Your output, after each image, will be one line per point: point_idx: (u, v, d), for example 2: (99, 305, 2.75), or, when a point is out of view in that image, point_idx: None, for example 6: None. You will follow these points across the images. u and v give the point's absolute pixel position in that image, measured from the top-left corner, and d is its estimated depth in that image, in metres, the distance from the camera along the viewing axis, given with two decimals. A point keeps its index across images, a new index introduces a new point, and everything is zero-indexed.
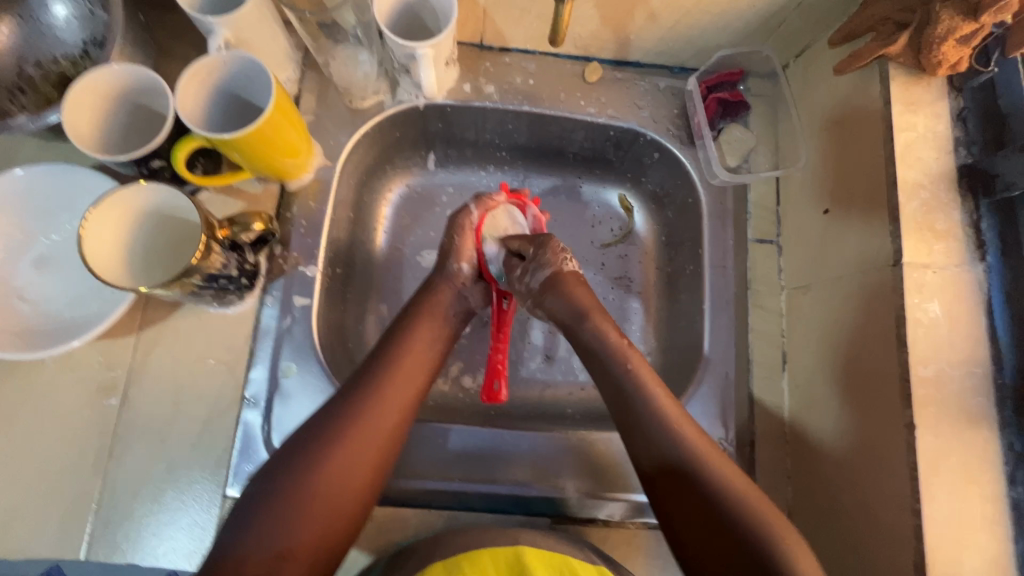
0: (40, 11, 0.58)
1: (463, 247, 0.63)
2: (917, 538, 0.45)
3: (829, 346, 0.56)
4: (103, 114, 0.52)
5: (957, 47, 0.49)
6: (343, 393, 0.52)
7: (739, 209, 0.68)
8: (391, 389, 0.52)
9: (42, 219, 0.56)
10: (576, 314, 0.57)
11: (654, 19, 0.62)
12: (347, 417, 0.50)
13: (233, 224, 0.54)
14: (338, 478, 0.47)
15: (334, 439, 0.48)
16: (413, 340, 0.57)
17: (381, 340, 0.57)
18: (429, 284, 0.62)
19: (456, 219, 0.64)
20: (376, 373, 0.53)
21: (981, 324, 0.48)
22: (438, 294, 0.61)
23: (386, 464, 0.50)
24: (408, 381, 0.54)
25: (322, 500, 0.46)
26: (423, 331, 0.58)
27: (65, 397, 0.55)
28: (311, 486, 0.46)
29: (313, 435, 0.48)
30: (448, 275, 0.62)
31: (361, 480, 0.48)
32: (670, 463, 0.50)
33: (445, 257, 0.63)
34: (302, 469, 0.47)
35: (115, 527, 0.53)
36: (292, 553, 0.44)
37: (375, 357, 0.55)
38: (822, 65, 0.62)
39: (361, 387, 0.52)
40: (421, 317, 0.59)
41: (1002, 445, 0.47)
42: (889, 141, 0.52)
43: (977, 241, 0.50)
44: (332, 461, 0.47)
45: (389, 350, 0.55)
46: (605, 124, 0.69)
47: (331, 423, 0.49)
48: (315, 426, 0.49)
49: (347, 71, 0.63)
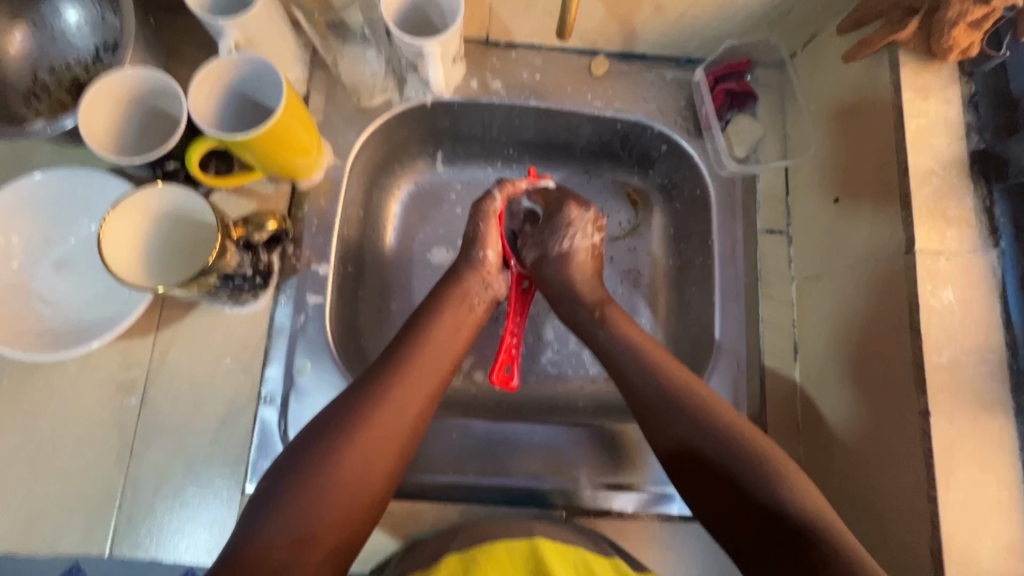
0: (54, 18, 0.58)
1: (488, 234, 0.63)
2: (933, 525, 0.45)
3: (841, 335, 0.56)
4: (119, 116, 0.53)
5: (969, 31, 0.49)
6: (369, 379, 0.52)
7: (748, 200, 0.68)
8: (414, 377, 0.53)
9: (61, 223, 0.57)
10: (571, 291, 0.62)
11: (660, 11, 0.62)
12: (373, 403, 0.50)
13: (248, 223, 0.56)
14: (362, 465, 0.48)
15: (360, 425, 0.49)
16: (437, 328, 0.57)
17: (403, 330, 0.58)
18: (454, 270, 0.62)
19: (480, 206, 0.63)
20: (398, 360, 0.54)
21: (995, 311, 0.48)
22: (462, 282, 0.61)
23: (409, 452, 0.51)
24: (429, 368, 0.54)
25: (346, 486, 0.47)
26: (447, 319, 0.58)
27: (86, 397, 0.56)
28: (336, 470, 0.47)
29: (339, 421, 0.49)
30: (473, 263, 0.62)
31: (385, 466, 0.49)
32: (685, 447, 0.51)
33: (471, 244, 0.63)
34: (328, 455, 0.47)
35: (138, 524, 0.54)
36: (316, 538, 0.44)
37: (397, 346, 0.55)
38: (829, 53, 0.62)
39: (383, 373, 0.52)
40: (444, 306, 0.59)
41: (1018, 431, 0.46)
42: (899, 128, 0.51)
43: (990, 227, 0.50)
44: (357, 447, 0.48)
45: (411, 339, 0.56)
46: (612, 117, 0.69)
47: (356, 410, 0.50)
48: (339, 415, 0.49)
49: (354, 70, 0.64)
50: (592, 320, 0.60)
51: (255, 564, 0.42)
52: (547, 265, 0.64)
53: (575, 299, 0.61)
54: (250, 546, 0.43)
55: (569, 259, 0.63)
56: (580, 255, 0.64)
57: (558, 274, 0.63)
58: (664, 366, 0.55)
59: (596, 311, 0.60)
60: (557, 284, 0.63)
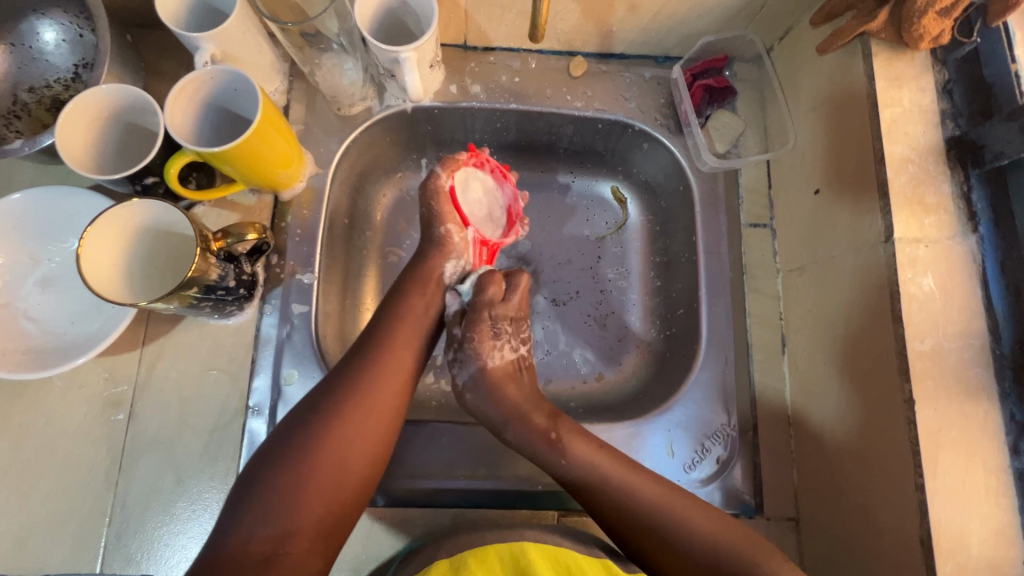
0: (31, 38, 0.59)
1: (444, 211, 0.61)
2: (922, 512, 0.45)
3: (826, 326, 0.56)
4: (98, 132, 0.53)
5: (938, 19, 0.49)
6: (343, 367, 0.52)
7: (730, 194, 0.68)
8: (385, 362, 0.53)
9: (45, 241, 0.57)
10: (500, 427, 0.55)
11: (634, 10, 0.62)
12: (345, 392, 0.50)
13: (228, 235, 0.54)
14: (338, 453, 0.48)
15: (336, 416, 0.49)
16: (409, 312, 0.57)
17: (375, 317, 0.57)
18: (419, 250, 0.62)
19: (429, 185, 0.62)
20: (369, 346, 0.54)
21: (976, 296, 0.48)
22: (426, 262, 0.61)
23: (389, 439, 0.51)
24: (401, 353, 0.54)
25: (324, 476, 0.47)
26: (417, 303, 0.58)
27: (74, 414, 0.56)
28: (311, 460, 0.47)
29: (310, 409, 0.49)
30: (436, 241, 0.61)
31: (365, 457, 0.49)
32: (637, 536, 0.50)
33: (430, 224, 0.62)
34: (302, 448, 0.47)
35: (129, 540, 0.54)
36: (296, 533, 0.45)
37: (368, 334, 0.55)
38: (804, 46, 0.63)
39: (355, 362, 0.52)
40: (412, 289, 0.59)
41: (1003, 416, 0.46)
42: (874, 117, 0.52)
43: (969, 213, 0.50)
44: (334, 437, 0.48)
45: (382, 324, 0.56)
46: (593, 117, 0.69)
47: (327, 399, 0.50)
48: (310, 405, 0.50)
49: (333, 80, 0.63)
50: (546, 446, 0.54)
51: (236, 560, 0.42)
52: (476, 390, 0.57)
53: (522, 427, 0.55)
54: (232, 543, 0.43)
55: (492, 376, 0.57)
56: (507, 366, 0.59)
57: (490, 404, 0.56)
58: (589, 450, 0.53)
59: (550, 434, 0.54)
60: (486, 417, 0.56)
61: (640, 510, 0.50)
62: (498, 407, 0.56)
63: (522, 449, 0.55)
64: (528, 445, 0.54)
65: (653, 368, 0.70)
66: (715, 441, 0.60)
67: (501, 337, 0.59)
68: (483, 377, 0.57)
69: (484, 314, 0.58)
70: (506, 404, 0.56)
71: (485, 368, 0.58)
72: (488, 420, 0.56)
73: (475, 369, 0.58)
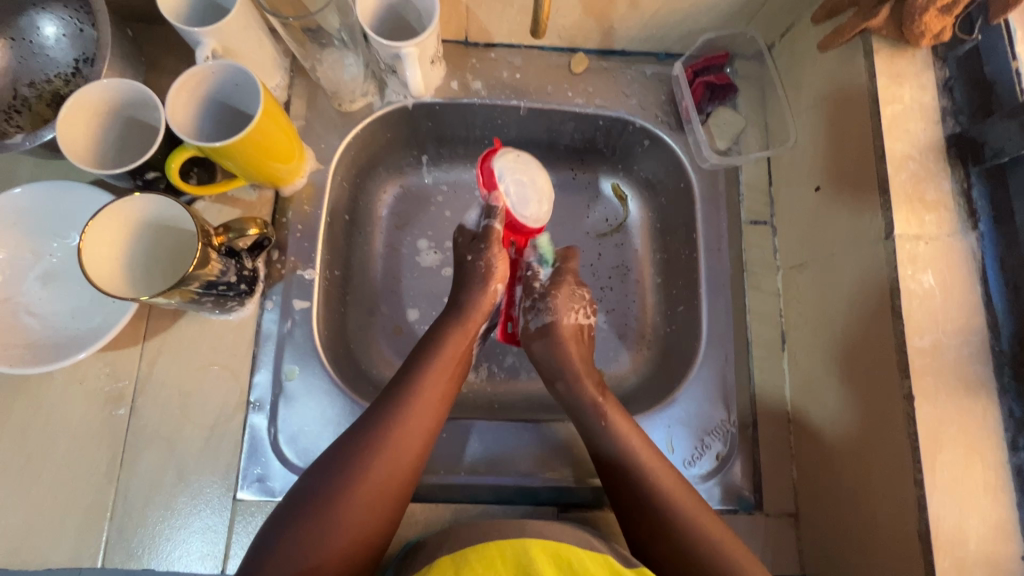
0: (31, 33, 0.59)
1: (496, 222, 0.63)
2: (921, 507, 0.45)
3: (826, 322, 0.57)
4: (97, 127, 0.53)
5: (939, 17, 0.49)
6: (370, 421, 0.52)
7: (731, 191, 0.68)
8: (414, 418, 0.53)
9: (47, 236, 0.57)
10: (555, 376, 0.61)
11: (636, 7, 0.62)
12: (374, 444, 0.50)
13: (229, 230, 0.54)
14: (359, 513, 0.48)
15: (360, 473, 0.49)
16: (440, 361, 0.57)
17: (404, 364, 0.57)
18: (459, 293, 0.62)
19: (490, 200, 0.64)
20: (398, 399, 0.53)
21: (975, 292, 0.48)
22: (462, 311, 0.60)
23: (407, 497, 0.51)
24: (428, 410, 0.54)
25: (343, 536, 0.47)
26: (448, 353, 0.58)
27: (75, 409, 0.57)
28: (334, 519, 0.47)
29: (339, 458, 0.50)
30: (477, 277, 0.61)
31: (383, 515, 0.49)
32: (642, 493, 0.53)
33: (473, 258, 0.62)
34: (325, 506, 0.47)
35: (129, 535, 0.54)
36: None
37: (398, 382, 0.55)
38: (805, 43, 0.63)
39: (383, 415, 0.52)
40: (443, 339, 0.58)
41: (1002, 412, 0.46)
42: (875, 114, 0.52)
43: (968, 210, 0.50)
44: (357, 497, 0.48)
45: (410, 374, 0.55)
46: (594, 114, 0.69)
47: (355, 449, 0.50)
48: (338, 456, 0.50)
49: (334, 75, 0.63)
50: (592, 410, 0.58)
51: None
52: (543, 338, 0.62)
53: (573, 383, 0.60)
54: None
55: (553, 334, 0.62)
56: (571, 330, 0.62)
57: (546, 349, 0.62)
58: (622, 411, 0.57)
59: (597, 400, 0.58)
60: (542, 358, 0.62)
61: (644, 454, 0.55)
62: (555, 360, 0.61)
63: (569, 406, 0.60)
64: (574, 403, 0.59)
65: (653, 364, 0.70)
66: (715, 437, 0.61)
67: (562, 329, 0.62)
68: (554, 332, 0.62)
69: (570, 287, 0.64)
70: (565, 370, 0.61)
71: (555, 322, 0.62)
72: (540, 365, 0.62)
73: (547, 326, 0.62)
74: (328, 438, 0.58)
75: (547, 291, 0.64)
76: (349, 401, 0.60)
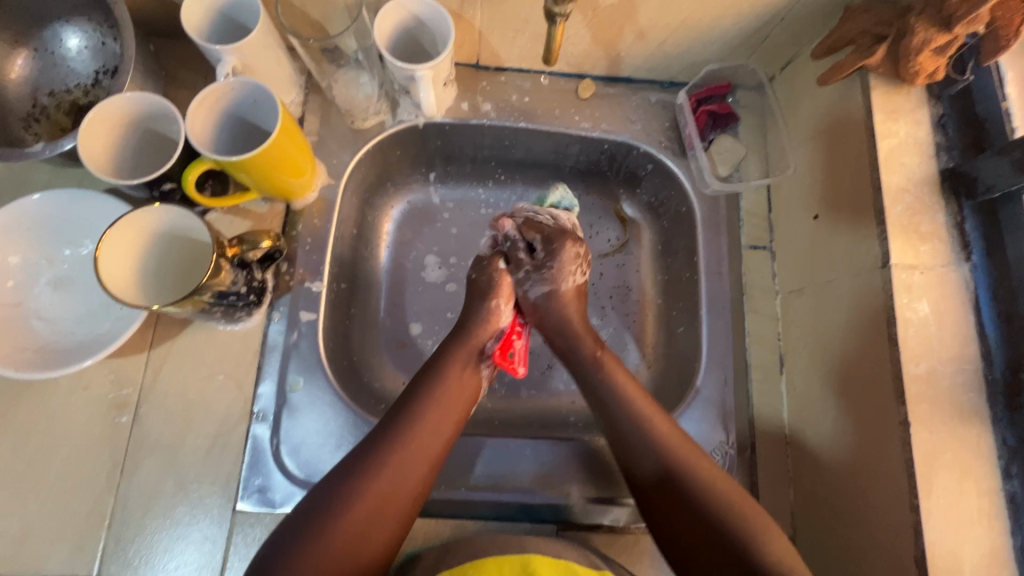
0: (55, 44, 0.60)
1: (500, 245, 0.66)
2: (917, 533, 0.46)
3: (823, 347, 0.58)
4: (117, 138, 0.54)
5: (933, 57, 0.51)
6: (373, 443, 0.52)
7: (731, 217, 0.70)
8: (416, 444, 0.53)
9: (61, 243, 0.58)
10: (564, 333, 0.62)
11: (643, 37, 0.64)
12: (372, 472, 0.50)
13: (242, 243, 0.55)
14: (353, 534, 0.48)
15: (357, 495, 0.49)
16: (445, 389, 0.57)
17: (410, 386, 0.58)
18: (465, 321, 0.62)
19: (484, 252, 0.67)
20: (401, 425, 0.54)
21: (968, 322, 0.50)
22: (467, 340, 0.61)
23: (407, 521, 0.51)
24: (431, 437, 0.54)
25: (337, 555, 0.47)
26: (453, 379, 0.58)
27: (78, 415, 0.57)
28: (327, 537, 0.47)
29: (340, 483, 0.50)
30: (482, 314, 0.62)
31: (379, 539, 0.49)
32: (670, 476, 0.52)
33: (484, 296, 0.63)
34: (320, 526, 0.47)
35: (127, 544, 0.54)
36: None
37: (401, 407, 0.55)
38: (805, 77, 0.65)
39: (387, 440, 0.52)
40: (450, 365, 0.59)
41: (994, 439, 0.48)
42: (872, 147, 0.54)
43: (962, 242, 0.52)
44: (352, 519, 0.48)
45: (415, 400, 0.56)
46: (600, 138, 0.71)
47: (355, 477, 0.50)
48: (337, 480, 0.50)
49: (348, 93, 0.66)
50: (589, 360, 0.60)
51: None
52: (544, 310, 0.63)
53: (573, 341, 0.61)
54: None
55: (558, 297, 0.63)
56: (571, 292, 0.63)
57: (551, 315, 0.62)
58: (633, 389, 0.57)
59: (596, 352, 0.60)
60: (541, 320, 0.63)
61: (663, 442, 0.53)
62: (563, 326, 0.62)
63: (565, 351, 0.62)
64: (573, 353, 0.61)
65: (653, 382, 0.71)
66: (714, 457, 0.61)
67: (561, 292, 0.63)
68: (553, 297, 0.62)
69: (569, 245, 0.63)
70: (565, 326, 0.62)
71: (562, 283, 0.63)
72: (544, 328, 0.63)
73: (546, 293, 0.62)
74: (331, 450, 0.59)
75: (546, 260, 0.62)
76: (353, 414, 0.60)
